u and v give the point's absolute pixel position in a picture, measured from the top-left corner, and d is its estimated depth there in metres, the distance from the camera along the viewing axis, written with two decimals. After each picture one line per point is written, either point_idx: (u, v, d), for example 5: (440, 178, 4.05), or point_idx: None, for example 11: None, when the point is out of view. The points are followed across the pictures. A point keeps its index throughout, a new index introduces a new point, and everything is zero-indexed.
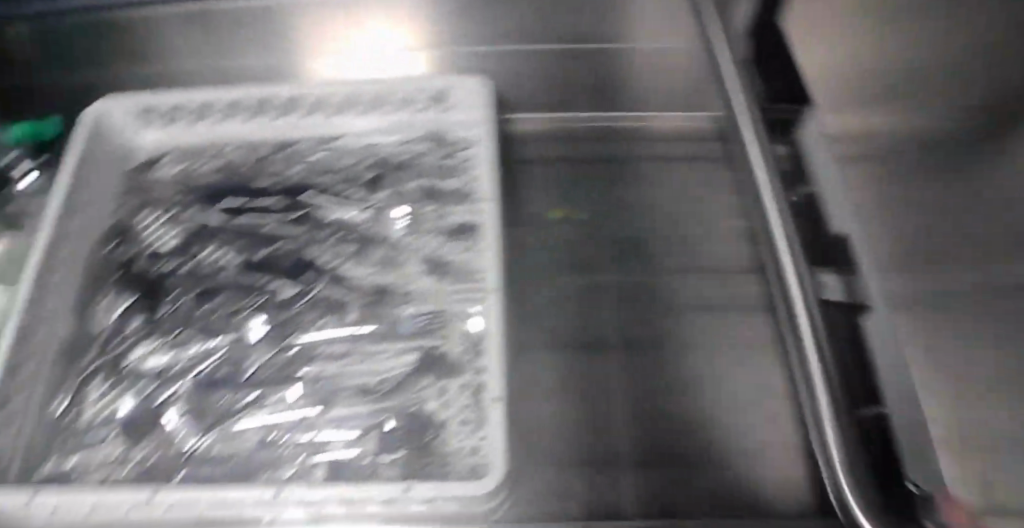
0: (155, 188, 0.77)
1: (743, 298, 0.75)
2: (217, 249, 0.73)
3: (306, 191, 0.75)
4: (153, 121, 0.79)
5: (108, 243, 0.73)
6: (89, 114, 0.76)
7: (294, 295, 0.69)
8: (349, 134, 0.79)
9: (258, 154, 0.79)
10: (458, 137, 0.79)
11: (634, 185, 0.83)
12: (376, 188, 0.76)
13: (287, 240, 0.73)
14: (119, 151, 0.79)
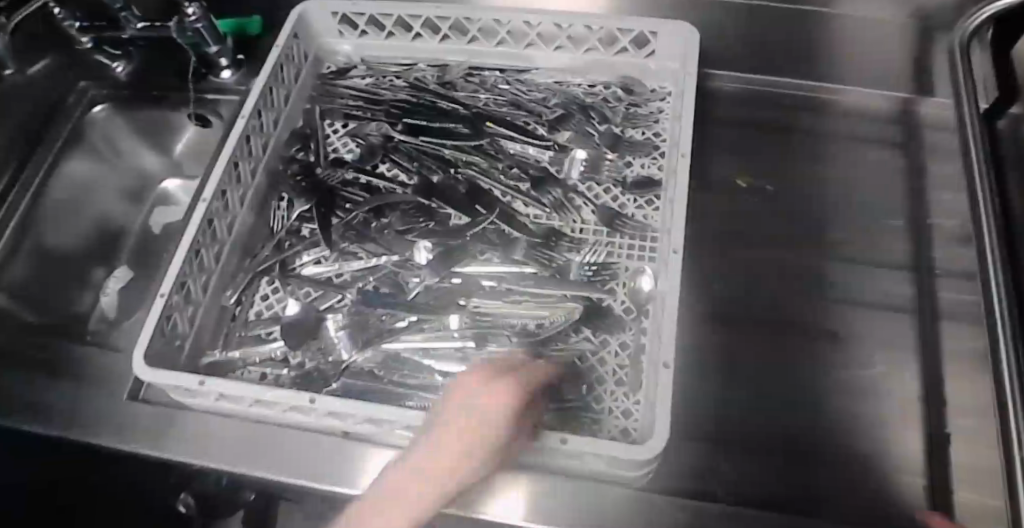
0: (342, 97, 0.78)
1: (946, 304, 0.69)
2: (393, 168, 0.73)
3: (487, 122, 0.74)
4: (356, 31, 0.79)
5: (291, 148, 0.75)
6: (297, 14, 0.76)
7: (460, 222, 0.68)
8: (538, 69, 0.76)
9: (447, 79, 0.77)
10: (653, 89, 0.75)
11: (834, 167, 0.78)
12: (559, 130, 0.74)
13: (463, 169, 0.72)
14: (318, 56, 0.80)
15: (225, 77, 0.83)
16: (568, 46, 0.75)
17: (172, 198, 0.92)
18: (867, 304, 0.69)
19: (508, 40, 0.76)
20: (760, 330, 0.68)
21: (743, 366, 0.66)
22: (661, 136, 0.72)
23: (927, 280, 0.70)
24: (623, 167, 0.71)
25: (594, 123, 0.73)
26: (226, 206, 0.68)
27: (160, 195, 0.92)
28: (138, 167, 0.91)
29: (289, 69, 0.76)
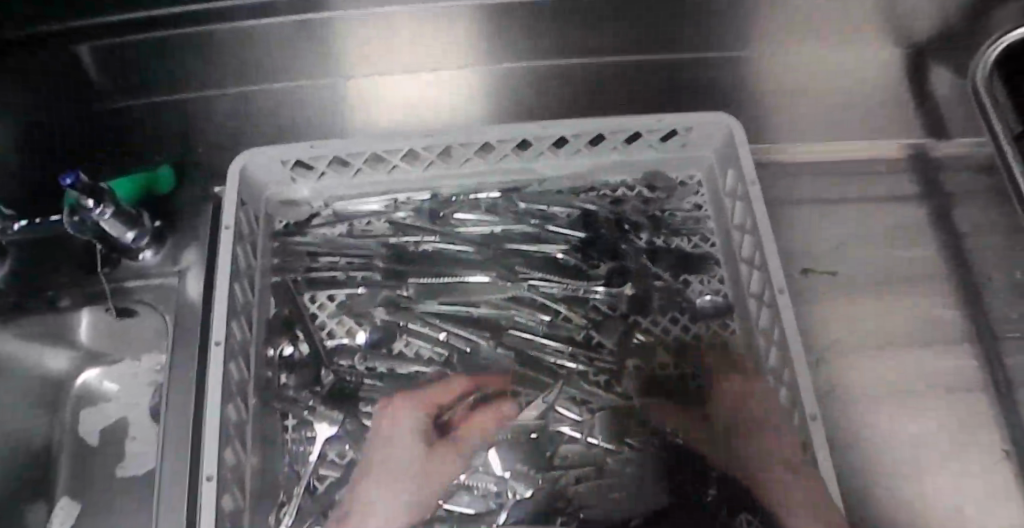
0: (315, 259, 0.62)
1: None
2: (415, 345, 0.60)
3: (515, 265, 0.62)
4: (313, 173, 0.62)
5: (274, 345, 0.59)
6: (238, 176, 0.58)
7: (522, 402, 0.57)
8: (548, 180, 0.64)
9: (443, 214, 0.64)
10: (680, 180, 0.65)
11: (867, 202, 0.70)
12: (594, 258, 0.63)
13: (504, 330, 0.61)
14: (269, 212, 0.62)
15: (147, 258, 0.65)
16: (582, 149, 0.63)
17: (99, 393, 0.69)
18: (951, 386, 0.63)
19: (512, 153, 0.63)
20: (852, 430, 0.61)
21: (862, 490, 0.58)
22: (711, 241, 0.63)
23: (995, 345, 0.64)
24: (683, 288, 0.61)
25: (630, 238, 0.63)
26: (234, 464, 0.52)
27: (79, 395, 0.68)
28: (42, 369, 0.67)
29: (244, 247, 0.59)
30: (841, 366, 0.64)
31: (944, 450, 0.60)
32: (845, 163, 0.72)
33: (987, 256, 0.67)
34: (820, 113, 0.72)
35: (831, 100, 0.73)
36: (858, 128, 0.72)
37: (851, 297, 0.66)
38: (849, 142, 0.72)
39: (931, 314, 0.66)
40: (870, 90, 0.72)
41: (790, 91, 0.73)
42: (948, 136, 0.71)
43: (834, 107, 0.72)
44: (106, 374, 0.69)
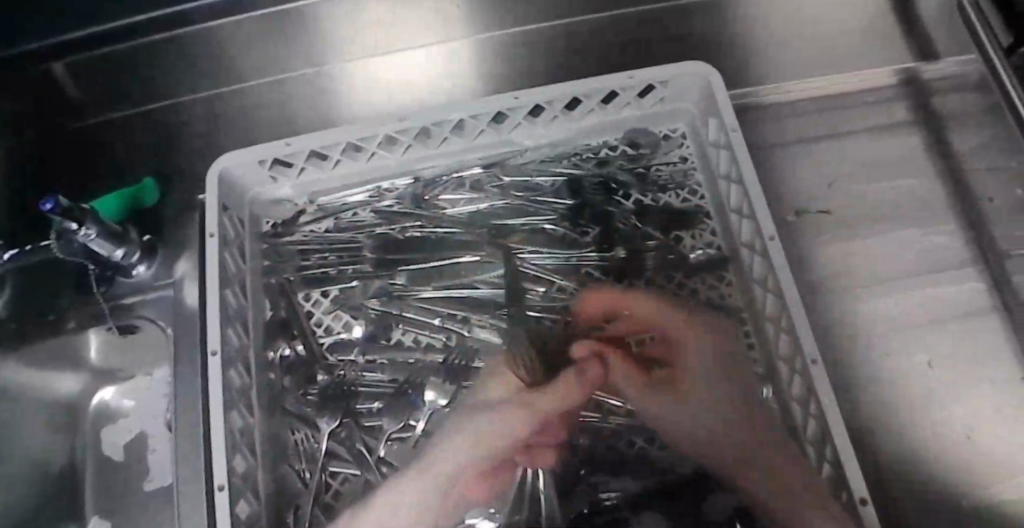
0: (303, 257, 0.62)
1: None
2: (411, 333, 0.59)
3: (502, 240, 0.61)
4: (293, 170, 0.61)
5: (273, 347, 0.59)
6: (217, 180, 0.58)
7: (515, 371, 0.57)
8: (530, 150, 0.63)
9: (428, 197, 0.63)
10: (665, 134, 0.64)
11: (858, 134, 0.70)
12: (583, 225, 0.62)
13: (502, 307, 0.59)
14: (253, 214, 0.62)
15: (141, 273, 0.64)
16: (559, 115, 0.62)
17: (117, 410, 0.67)
18: (953, 312, 0.63)
19: (489, 127, 0.62)
20: (851, 362, 0.62)
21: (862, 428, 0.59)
22: (700, 192, 0.62)
23: (1003, 266, 0.64)
24: (676, 245, 0.61)
25: (618, 200, 0.62)
26: (246, 470, 0.53)
27: (96, 416, 0.67)
28: (53, 392, 0.66)
29: (232, 253, 0.59)
30: (840, 302, 0.64)
31: (950, 376, 0.61)
32: (829, 96, 0.72)
33: (978, 178, 0.67)
34: (803, 52, 0.73)
35: (813, 37, 0.73)
36: (842, 62, 0.72)
37: (843, 231, 0.67)
38: (835, 76, 0.72)
39: (926, 244, 0.66)
40: (853, 25, 0.73)
41: (771, 34, 0.74)
42: (935, 63, 0.71)
43: (816, 45, 0.73)
44: (119, 391, 0.68)
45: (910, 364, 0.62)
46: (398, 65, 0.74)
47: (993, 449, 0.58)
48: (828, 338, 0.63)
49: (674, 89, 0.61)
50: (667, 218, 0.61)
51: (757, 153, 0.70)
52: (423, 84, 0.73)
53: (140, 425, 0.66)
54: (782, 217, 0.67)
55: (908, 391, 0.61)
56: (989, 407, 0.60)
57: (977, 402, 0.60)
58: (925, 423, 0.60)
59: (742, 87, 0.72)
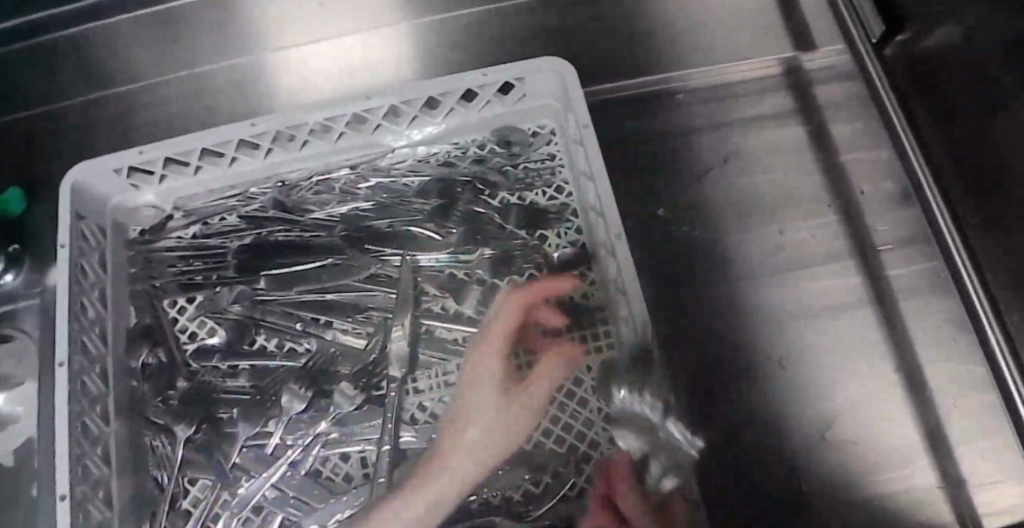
0: (170, 264, 0.61)
1: (903, 283, 0.64)
2: (275, 338, 0.59)
3: (366, 243, 0.60)
4: (154, 177, 0.61)
5: (135, 356, 0.59)
6: (71, 190, 0.57)
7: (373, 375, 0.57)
8: (396, 150, 0.63)
9: (292, 200, 0.62)
10: (533, 131, 0.63)
11: (742, 125, 0.69)
12: (448, 224, 0.61)
13: (365, 310, 0.59)
14: (116, 223, 0.61)
15: (10, 282, 0.64)
16: (422, 114, 0.62)
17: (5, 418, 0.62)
18: (826, 305, 0.63)
19: (348, 129, 0.61)
20: (722, 361, 0.62)
21: (726, 426, 0.60)
22: (566, 190, 0.61)
23: (874, 259, 0.64)
24: (540, 245, 0.60)
25: (485, 199, 0.62)
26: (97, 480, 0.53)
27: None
28: None
29: (91, 261, 0.59)
30: (715, 297, 0.64)
31: (819, 372, 0.61)
32: (714, 86, 0.71)
33: (858, 169, 0.67)
34: (691, 42, 0.71)
35: (701, 27, 0.72)
36: (729, 52, 0.71)
37: (722, 227, 0.66)
38: (721, 67, 0.71)
39: (802, 237, 0.65)
40: (742, 14, 0.72)
41: (659, 25, 0.72)
42: (819, 54, 0.71)
43: (704, 34, 0.72)
44: (11, 400, 0.62)
45: (781, 361, 0.62)
46: (288, 63, 0.72)
47: (856, 443, 0.59)
48: (697, 329, 0.63)
49: (535, 86, 0.60)
50: (532, 216, 0.61)
51: (639, 145, 0.69)
52: (320, 78, 0.72)
53: (31, 433, 0.62)
54: (662, 212, 0.66)
55: (777, 388, 0.61)
56: (856, 403, 0.60)
57: (843, 397, 0.60)
58: (792, 420, 0.60)
59: (639, 78, 0.71)
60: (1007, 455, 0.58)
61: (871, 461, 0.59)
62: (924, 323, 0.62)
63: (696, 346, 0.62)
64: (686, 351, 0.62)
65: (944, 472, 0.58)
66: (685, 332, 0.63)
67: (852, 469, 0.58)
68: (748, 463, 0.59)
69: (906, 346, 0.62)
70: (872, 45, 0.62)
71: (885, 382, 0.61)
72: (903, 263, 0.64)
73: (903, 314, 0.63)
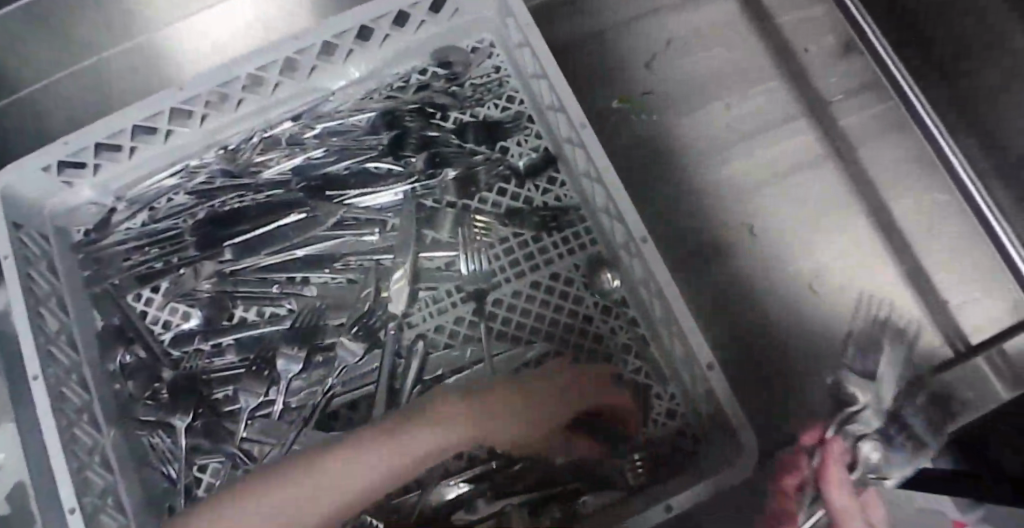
0: (125, 257, 0.58)
1: (857, 130, 0.65)
2: (254, 306, 0.57)
3: (327, 192, 0.58)
4: (88, 169, 0.57)
5: (111, 358, 0.56)
6: (0, 199, 0.54)
7: (367, 318, 0.55)
8: (337, 92, 0.60)
9: (239, 165, 0.59)
10: (472, 48, 0.61)
11: (675, 7, 0.69)
12: (406, 155, 0.59)
13: (342, 258, 0.57)
14: (57, 227, 0.58)
15: None
16: (356, 49, 0.59)
17: None
18: (791, 162, 0.64)
19: (283, 79, 0.58)
20: (704, 239, 0.62)
21: (722, 297, 0.61)
22: (518, 98, 0.60)
23: (825, 112, 0.66)
24: (504, 156, 0.59)
25: (437, 123, 0.60)
26: (104, 488, 0.51)
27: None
28: None
29: (40, 271, 0.55)
30: (682, 177, 0.64)
31: (796, 228, 0.62)
32: None
33: (795, 28, 0.68)
34: None
35: None
36: None
37: (676, 109, 0.66)
38: None
39: (753, 101, 0.66)
40: None
41: None
42: None
43: None
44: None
45: (759, 223, 0.63)
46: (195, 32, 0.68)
47: (846, 286, 0.61)
48: (673, 209, 0.63)
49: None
50: (490, 129, 0.59)
51: (577, 46, 0.68)
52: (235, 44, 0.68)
53: (20, 473, 0.59)
54: (616, 103, 0.66)
55: (760, 251, 0.62)
56: (839, 249, 0.62)
57: (825, 245, 0.62)
58: (779, 279, 0.61)
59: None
60: (979, 270, 0.61)
61: (863, 301, 0.60)
62: (885, 162, 0.64)
63: (674, 224, 0.63)
64: (668, 233, 0.63)
65: (928, 298, 0.60)
66: (662, 215, 0.63)
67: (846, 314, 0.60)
68: (749, 326, 0.60)
69: (872, 184, 0.63)
70: None
71: (861, 226, 0.62)
72: (855, 108, 0.66)
73: (867, 157, 0.64)
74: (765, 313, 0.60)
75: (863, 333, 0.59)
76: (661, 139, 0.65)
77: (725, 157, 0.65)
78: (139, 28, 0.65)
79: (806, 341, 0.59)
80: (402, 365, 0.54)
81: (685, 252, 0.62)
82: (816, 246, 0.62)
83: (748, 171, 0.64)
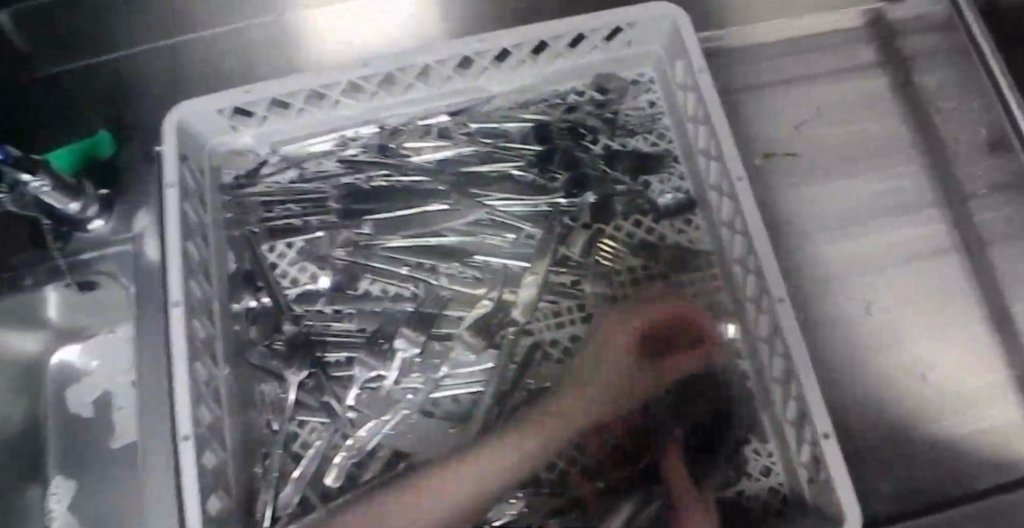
0: (265, 209, 0.61)
1: (993, 231, 0.65)
2: (380, 283, 0.59)
3: (471, 190, 0.60)
4: (254, 119, 0.60)
5: (239, 301, 0.58)
6: (175, 130, 0.56)
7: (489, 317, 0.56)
8: (497, 97, 0.62)
9: (393, 146, 0.61)
10: (632, 79, 0.63)
11: (827, 79, 0.70)
12: (552, 170, 0.61)
13: (471, 256, 0.59)
14: (214, 166, 0.61)
15: (98, 228, 0.63)
16: (526, 60, 0.61)
17: (78, 372, 0.64)
18: (921, 252, 0.64)
19: (454, 73, 0.60)
20: (821, 309, 0.63)
21: (828, 372, 0.61)
22: (668, 137, 0.61)
23: (964, 208, 0.66)
24: (646, 190, 0.60)
25: (586, 145, 0.61)
26: (211, 422, 0.52)
27: (57, 376, 0.64)
28: (18, 355, 0.63)
29: (192, 203, 0.58)
30: (808, 244, 0.64)
31: (916, 318, 0.62)
32: (797, 41, 0.71)
33: (947, 121, 0.68)
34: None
35: None
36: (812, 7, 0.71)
37: (814, 180, 0.66)
38: (808, 23, 0.71)
39: (893, 185, 0.66)
40: None
41: None
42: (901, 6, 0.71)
43: None
44: (87, 351, 0.65)
45: (876, 304, 0.63)
46: (368, 11, 0.70)
47: (958, 386, 0.60)
48: (795, 275, 0.64)
49: (642, 31, 0.60)
50: (638, 162, 0.61)
51: (726, 96, 0.69)
52: (397, 28, 0.69)
53: (106, 384, 0.64)
54: (756, 158, 0.67)
55: (875, 332, 0.62)
56: (955, 346, 0.61)
57: (942, 341, 0.61)
58: (891, 366, 0.61)
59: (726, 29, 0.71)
60: None
61: (972, 404, 0.60)
62: (1018, 268, 0.64)
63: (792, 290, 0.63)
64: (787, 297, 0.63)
65: None
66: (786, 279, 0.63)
67: (955, 414, 0.59)
68: (852, 406, 0.60)
69: (1000, 290, 0.63)
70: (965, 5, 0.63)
71: (982, 332, 0.62)
72: (995, 211, 0.65)
73: (999, 263, 0.64)
74: (871, 396, 0.60)
75: (968, 437, 0.59)
76: (793, 204, 0.66)
77: (856, 237, 0.65)
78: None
79: (906, 431, 0.59)
80: (513, 369, 0.56)
81: (801, 319, 0.62)
82: (932, 340, 0.61)
83: (877, 252, 0.64)
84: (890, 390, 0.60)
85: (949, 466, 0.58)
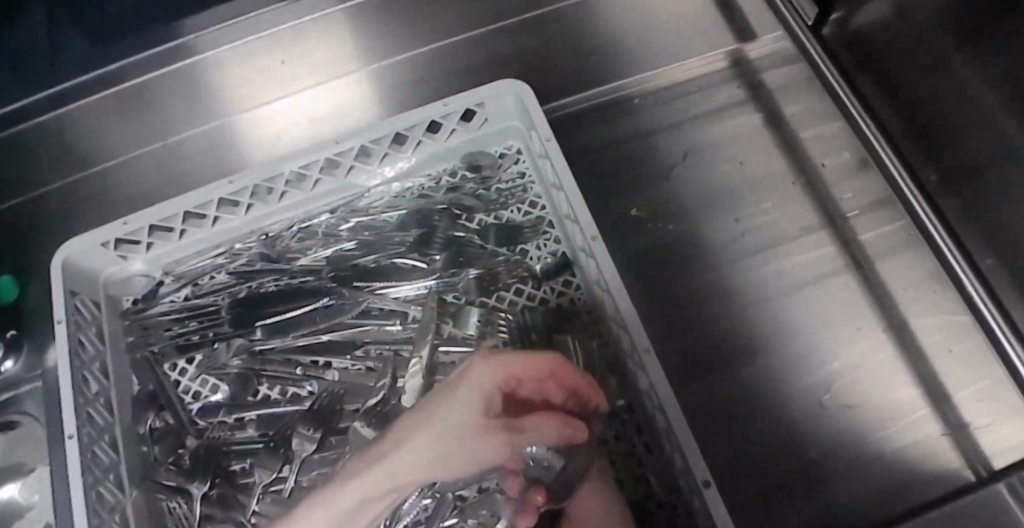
0: (166, 327, 0.63)
1: (877, 243, 0.66)
2: (278, 386, 0.60)
3: (357, 282, 0.63)
4: (141, 246, 0.63)
5: (142, 422, 0.60)
6: (61, 271, 0.58)
7: (381, 407, 0.57)
8: (372, 190, 0.65)
9: (277, 251, 0.64)
10: (500, 153, 0.65)
11: (699, 121, 0.72)
12: (432, 253, 0.63)
13: (362, 346, 0.60)
14: (109, 295, 0.63)
15: (10, 369, 0.66)
16: (390, 152, 0.64)
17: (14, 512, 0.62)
18: (809, 277, 0.65)
19: (324, 174, 0.64)
20: (716, 347, 0.63)
21: (729, 410, 0.61)
22: (540, 203, 0.63)
23: (845, 227, 0.67)
24: (524, 258, 0.62)
25: (462, 223, 0.64)
26: None
27: None
28: None
29: (88, 335, 0.60)
30: (697, 285, 0.66)
31: (810, 343, 0.63)
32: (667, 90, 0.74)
33: (817, 146, 0.70)
34: (640, 51, 0.74)
35: (645, 37, 0.75)
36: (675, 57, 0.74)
37: (697, 220, 0.68)
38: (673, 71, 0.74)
39: (776, 215, 0.68)
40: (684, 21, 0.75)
41: (608, 40, 0.75)
42: (758, 45, 0.74)
43: (651, 45, 0.75)
44: (26, 485, 0.63)
45: (769, 335, 0.63)
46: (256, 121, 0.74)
47: (859, 406, 0.60)
48: (687, 318, 0.65)
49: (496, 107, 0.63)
50: (512, 232, 0.63)
51: (604, 152, 0.71)
52: (285, 135, 0.73)
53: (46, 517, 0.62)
54: (636, 207, 0.69)
55: (771, 363, 0.62)
56: (853, 365, 0.62)
57: (839, 363, 0.62)
58: (790, 396, 0.61)
59: (597, 89, 0.74)
60: (1001, 397, 0.59)
61: (876, 421, 0.60)
62: (907, 276, 0.64)
63: (686, 335, 0.64)
64: (682, 341, 0.64)
65: (946, 419, 0.59)
66: (678, 323, 0.64)
67: (859, 434, 0.59)
68: (756, 441, 0.60)
69: (891, 302, 0.64)
70: (810, 41, 0.66)
71: (878, 348, 0.62)
72: (877, 226, 0.66)
73: (889, 277, 0.64)
74: (773, 430, 0.60)
75: (875, 456, 0.58)
76: (680, 247, 0.67)
77: (743, 270, 0.66)
78: (203, 117, 0.74)
79: (814, 460, 0.59)
80: None
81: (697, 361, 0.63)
82: (828, 363, 0.62)
83: (767, 284, 0.65)
84: (791, 420, 0.60)
85: (859, 490, 0.57)
